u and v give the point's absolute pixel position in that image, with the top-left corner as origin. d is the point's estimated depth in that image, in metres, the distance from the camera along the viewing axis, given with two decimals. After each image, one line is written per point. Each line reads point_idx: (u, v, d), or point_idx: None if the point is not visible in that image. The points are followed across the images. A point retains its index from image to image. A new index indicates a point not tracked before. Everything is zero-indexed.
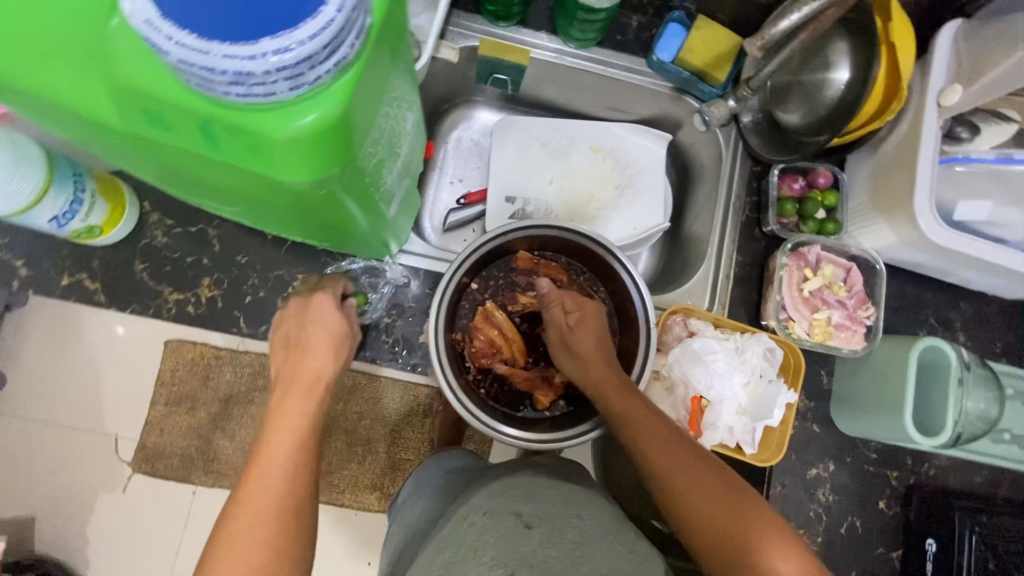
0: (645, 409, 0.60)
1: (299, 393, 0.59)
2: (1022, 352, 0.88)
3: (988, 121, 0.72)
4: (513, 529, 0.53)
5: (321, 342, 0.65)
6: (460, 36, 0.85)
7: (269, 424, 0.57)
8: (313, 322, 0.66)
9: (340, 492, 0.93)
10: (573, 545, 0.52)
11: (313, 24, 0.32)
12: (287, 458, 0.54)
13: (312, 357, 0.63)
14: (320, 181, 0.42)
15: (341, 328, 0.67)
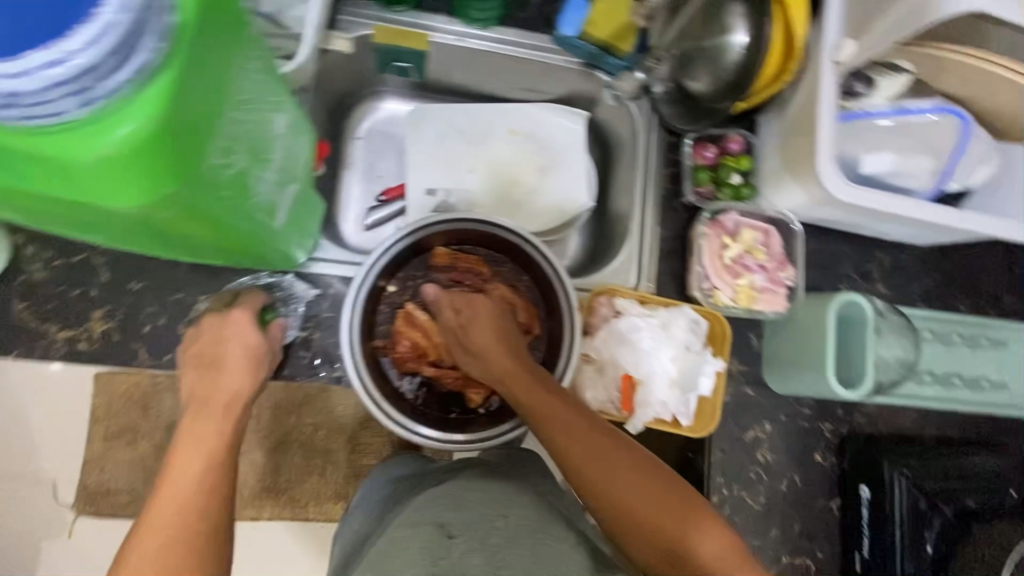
0: (565, 410, 0.59)
1: (212, 414, 0.55)
2: (938, 295, 0.91)
3: (883, 73, 0.72)
4: (434, 540, 0.54)
5: (237, 360, 0.60)
6: (353, 23, 0.81)
7: (175, 452, 0.52)
8: (229, 339, 0.61)
9: (304, 507, 0.96)
10: (494, 547, 0.53)
11: (90, 29, 0.29)
12: (198, 488, 0.50)
13: (227, 375, 0.58)
14: (159, 204, 0.38)
15: (259, 345, 0.63)
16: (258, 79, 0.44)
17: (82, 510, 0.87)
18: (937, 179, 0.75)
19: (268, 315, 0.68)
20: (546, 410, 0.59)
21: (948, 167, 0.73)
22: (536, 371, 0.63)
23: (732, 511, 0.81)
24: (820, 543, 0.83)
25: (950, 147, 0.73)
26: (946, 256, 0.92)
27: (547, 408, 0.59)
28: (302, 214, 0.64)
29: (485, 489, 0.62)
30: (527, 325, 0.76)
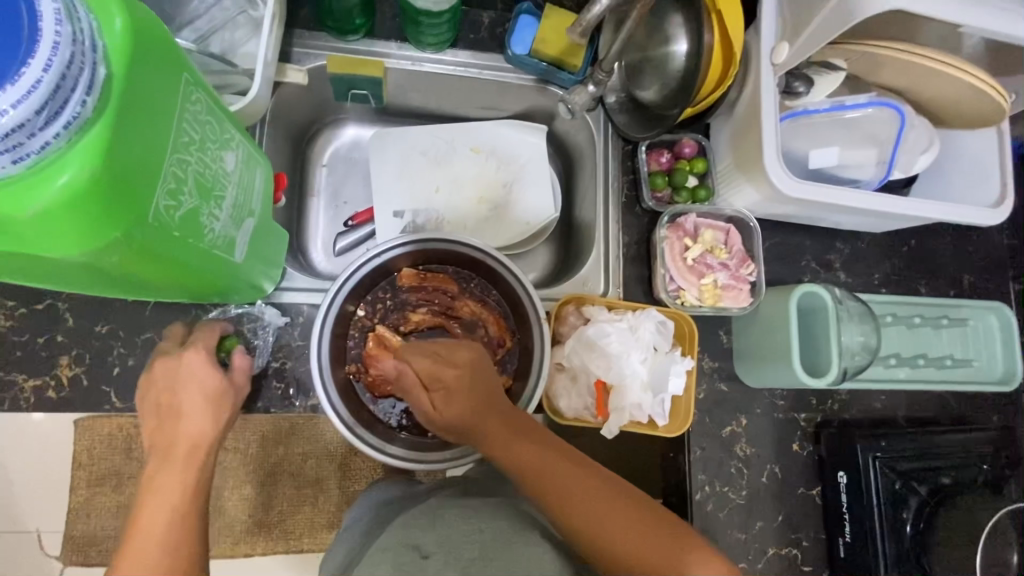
0: (538, 453, 0.56)
1: (175, 465, 0.52)
2: (898, 279, 0.94)
3: (820, 73, 0.76)
4: (408, 560, 0.54)
5: (195, 403, 0.57)
6: (306, 56, 0.83)
7: (138, 508, 0.49)
8: (183, 382, 0.58)
9: (298, 538, 0.96)
10: (467, 562, 0.53)
11: (16, 89, 0.29)
12: (164, 543, 0.48)
13: (188, 422, 0.55)
14: (103, 251, 0.38)
15: (219, 384, 0.60)
16: (202, 119, 0.45)
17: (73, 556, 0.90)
18: (883, 169, 0.77)
19: (228, 342, 0.69)
20: (518, 455, 0.56)
21: (892, 156, 0.75)
22: (507, 414, 0.60)
23: (715, 507, 0.82)
24: (804, 532, 0.84)
25: (892, 137, 0.75)
26: (903, 241, 0.94)
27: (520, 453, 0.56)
28: (262, 245, 0.65)
29: (462, 506, 0.63)
30: (498, 338, 0.77)
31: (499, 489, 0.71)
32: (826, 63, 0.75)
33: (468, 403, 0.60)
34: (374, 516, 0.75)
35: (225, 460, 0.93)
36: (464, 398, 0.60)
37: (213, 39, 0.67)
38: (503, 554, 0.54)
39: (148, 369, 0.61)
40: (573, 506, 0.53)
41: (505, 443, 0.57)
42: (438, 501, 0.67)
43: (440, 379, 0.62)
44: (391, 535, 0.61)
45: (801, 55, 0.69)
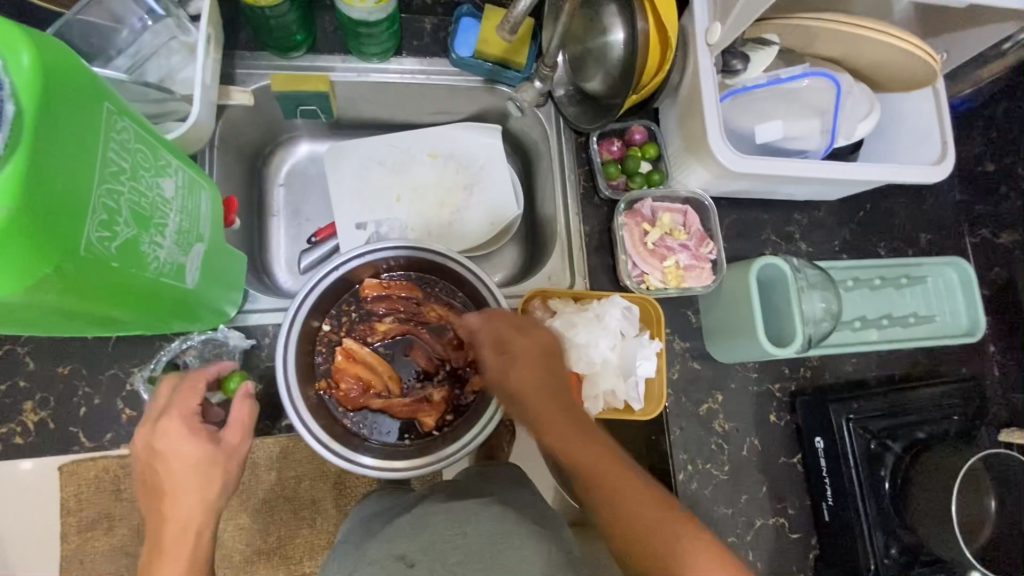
0: (613, 468, 0.58)
1: (168, 552, 0.53)
2: (858, 243, 0.95)
3: (755, 48, 0.77)
4: (394, 571, 0.53)
5: (182, 480, 0.55)
6: (249, 76, 0.83)
7: None
8: (169, 461, 0.55)
9: (298, 562, 0.95)
10: (454, 566, 0.52)
11: None
12: None
13: (174, 502, 0.54)
14: (37, 289, 0.38)
15: (205, 456, 0.56)
16: (131, 147, 0.45)
17: None
18: (828, 138, 0.78)
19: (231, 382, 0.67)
20: (592, 465, 0.58)
21: (835, 124, 0.77)
22: (581, 420, 0.62)
23: (700, 485, 0.83)
24: (790, 500, 0.86)
25: (832, 106, 0.77)
26: (860, 206, 0.96)
27: (592, 464, 0.58)
28: (218, 268, 0.65)
29: (445, 510, 0.63)
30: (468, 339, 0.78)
31: (483, 490, 0.71)
32: (759, 39, 0.77)
33: (550, 405, 0.62)
34: (359, 529, 0.74)
35: None
36: (531, 368, 0.64)
37: (149, 67, 0.67)
38: (485, 554, 0.54)
39: (137, 433, 0.58)
40: (642, 529, 0.54)
41: (577, 447, 0.59)
42: (423, 508, 0.66)
43: (521, 367, 0.64)
44: (376, 546, 0.61)
45: (734, 34, 0.70)
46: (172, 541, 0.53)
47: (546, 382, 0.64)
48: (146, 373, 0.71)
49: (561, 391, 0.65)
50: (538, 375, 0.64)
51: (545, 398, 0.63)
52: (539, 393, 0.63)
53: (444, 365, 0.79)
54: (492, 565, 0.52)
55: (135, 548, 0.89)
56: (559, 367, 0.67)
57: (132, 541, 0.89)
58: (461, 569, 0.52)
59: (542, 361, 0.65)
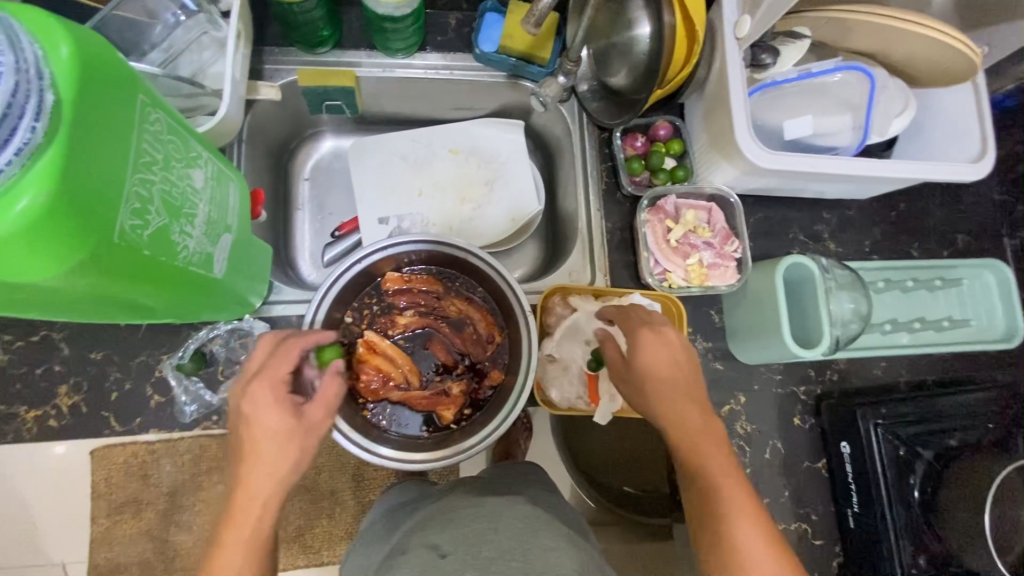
0: (730, 477, 0.54)
1: (245, 515, 0.49)
2: (890, 244, 0.93)
3: (785, 42, 0.76)
4: (428, 562, 0.53)
5: (265, 450, 0.51)
6: (277, 72, 0.84)
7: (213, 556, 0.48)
8: (252, 427, 0.51)
9: (316, 552, 0.96)
10: (486, 561, 0.53)
11: None
12: None
13: (254, 469, 0.50)
14: (74, 272, 0.39)
15: (286, 432, 0.51)
16: (163, 139, 0.46)
17: None
18: (860, 135, 0.76)
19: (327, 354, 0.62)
20: (709, 464, 0.55)
21: (868, 120, 0.75)
22: (710, 418, 0.58)
23: None
24: (814, 506, 0.84)
25: (865, 101, 0.75)
26: (892, 205, 0.93)
27: (708, 463, 0.55)
28: (245, 260, 0.66)
29: (473, 504, 0.63)
30: (487, 334, 0.78)
31: (504, 486, 0.71)
32: (791, 33, 0.76)
33: (678, 396, 0.58)
34: (382, 520, 0.75)
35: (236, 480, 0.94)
36: (665, 360, 0.59)
37: (182, 62, 0.68)
38: (515, 551, 0.54)
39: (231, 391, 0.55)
40: (742, 545, 0.51)
41: (697, 441, 0.57)
42: (449, 500, 0.67)
43: (653, 358, 0.60)
44: (405, 538, 0.61)
45: (763, 28, 0.68)
46: (241, 507, 0.49)
47: (684, 374, 0.59)
48: (174, 361, 0.73)
49: (697, 389, 0.60)
50: (670, 366, 0.59)
51: (674, 393, 0.58)
52: (671, 386, 0.59)
53: (464, 358, 0.79)
54: (523, 563, 0.52)
55: (161, 532, 0.92)
56: (693, 361, 0.61)
57: (158, 524, 0.92)
58: (493, 565, 0.52)
59: (681, 352, 0.60)
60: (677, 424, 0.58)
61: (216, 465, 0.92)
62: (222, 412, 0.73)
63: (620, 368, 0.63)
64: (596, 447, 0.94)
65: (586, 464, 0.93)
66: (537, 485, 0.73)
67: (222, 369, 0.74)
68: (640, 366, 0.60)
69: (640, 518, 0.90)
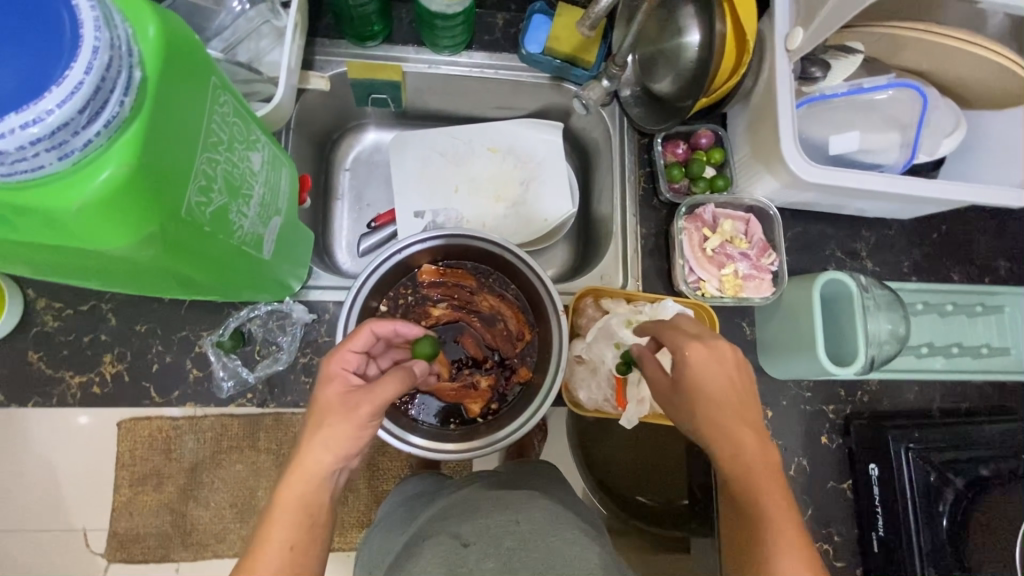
0: (780, 505, 0.54)
1: (298, 479, 0.50)
2: (930, 267, 0.91)
3: (836, 56, 0.75)
4: (450, 551, 0.54)
5: (324, 428, 0.51)
6: (327, 63, 0.86)
7: (269, 515, 0.49)
8: (316, 402, 0.53)
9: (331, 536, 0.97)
10: (508, 552, 0.53)
11: (60, 90, 0.31)
12: (281, 562, 0.47)
13: (308, 443, 0.51)
14: (145, 242, 0.40)
15: (340, 411, 0.52)
16: (229, 121, 0.47)
17: (116, 557, 0.95)
18: (908, 153, 0.75)
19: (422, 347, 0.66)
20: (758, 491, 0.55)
21: (916, 138, 0.74)
22: (764, 442, 0.57)
23: None
24: (836, 526, 0.83)
25: (915, 119, 0.74)
26: (933, 227, 0.92)
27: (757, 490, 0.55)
28: (289, 245, 0.68)
29: (496, 498, 0.63)
30: (518, 331, 0.79)
31: (527, 482, 0.71)
32: (843, 47, 0.75)
33: (731, 419, 0.57)
34: (400, 508, 0.76)
35: (257, 460, 0.96)
36: (724, 379, 0.58)
37: (240, 49, 0.70)
38: (539, 546, 0.54)
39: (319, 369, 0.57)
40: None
41: (747, 466, 0.56)
42: (470, 492, 0.67)
43: (716, 377, 0.58)
44: (426, 527, 0.62)
45: (815, 42, 0.68)
46: (291, 474, 0.50)
47: (742, 397, 0.58)
48: (214, 337, 0.75)
49: (754, 414, 0.59)
50: (727, 386, 0.58)
51: (731, 415, 0.57)
52: (726, 407, 0.58)
53: (492, 354, 0.80)
54: (546, 558, 0.52)
55: (181, 506, 0.95)
56: (749, 380, 0.59)
57: (177, 499, 0.95)
58: (515, 557, 0.52)
59: (737, 371, 0.59)
60: (734, 447, 0.57)
61: (236, 444, 0.95)
62: (257, 390, 0.75)
63: (670, 388, 0.62)
64: (612, 454, 0.93)
65: (602, 472, 0.92)
66: (557, 485, 0.74)
67: (259, 349, 0.76)
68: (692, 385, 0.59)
69: (656, 529, 0.90)
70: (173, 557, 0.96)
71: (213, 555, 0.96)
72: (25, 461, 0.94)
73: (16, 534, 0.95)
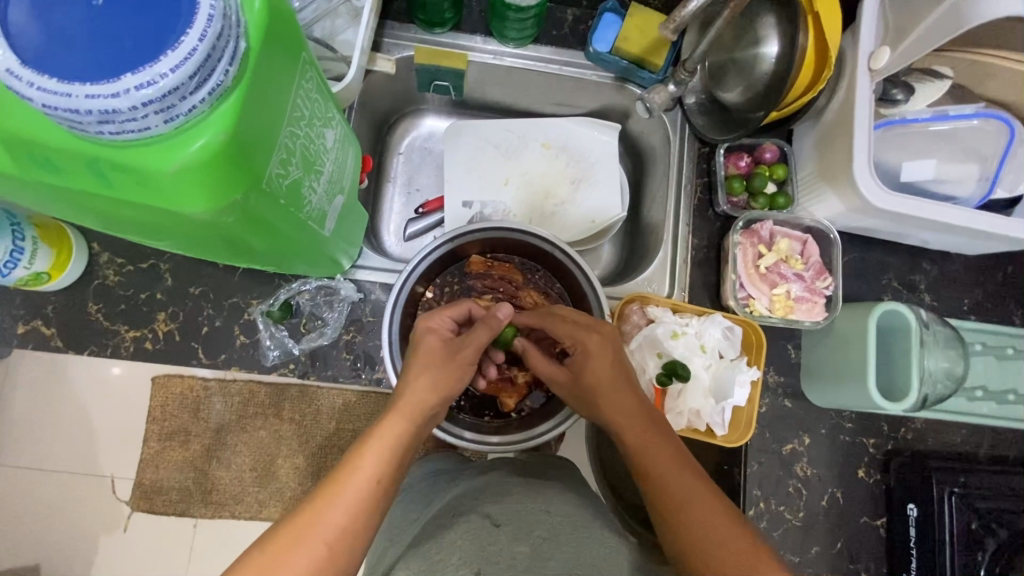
0: (678, 470, 0.54)
1: (399, 418, 0.53)
2: (991, 307, 0.87)
3: (922, 80, 0.72)
4: (481, 530, 0.53)
5: (420, 380, 0.57)
6: (395, 46, 0.86)
7: (360, 446, 0.50)
8: (421, 345, 0.60)
9: None
10: (538, 539, 0.52)
11: (175, 55, 0.32)
12: (367, 493, 0.47)
13: (411, 385, 0.56)
14: (225, 210, 0.41)
15: (442, 355, 0.59)
16: (313, 97, 0.48)
17: (140, 507, 0.98)
18: (985, 187, 0.72)
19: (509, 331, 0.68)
20: (656, 466, 0.55)
21: (997, 172, 0.71)
22: (653, 416, 0.59)
23: (769, 526, 0.78)
24: (864, 563, 0.79)
25: (998, 152, 0.71)
26: (999, 266, 0.88)
27: (656, 461, 0.55)
28: (347, 225, 0.70)
29: (526, 487, 0.63)
30: None
31: (556, 476, 0.71)
32: (928, 72, 0.72)
33: (622, 400, 0.59)
34: (418, 484, 0.76)
35: (282, 429, 0.97)
36: (604, 359, 0.61)
37: (316, 26, 0.71)
38: (569, 539, 0.53)
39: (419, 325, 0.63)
40: (708, 534, 0.50)
41: (645, 440, 0.57)
42: (499, 478, 0.67)
43: (592, 362, 0.61)
44: (453, 505, 0.62)
45: (902, 64, 0.66)
46: (393, 412, 0.54)
47: (624, 370, 0.61)
48: (264, 307, 0.77)
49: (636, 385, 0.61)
50: (606, 360, 0.61)
51: (615, 384, 0.60)
52: (611, 378, 0.60)
53: None
54: (575, 551, 0.51)
55: (204, 464, 0.97)
56: (629, 365, 0.63)
57: (201, 457, 0.97)
58: (546, 544, 0.51)
59: (620, 356, 0.62)
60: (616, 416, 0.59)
61: (261, 411, 0.97)
62: (299, 362, 0.76)
63: (568, 385, 0.64)
64: None
65: (612, 471, 0.90)
66: (585, 485, 0.73)
67: (305, 322, 0.78)
68: (587, 377, 0.61)
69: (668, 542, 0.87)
70: (192, 513, 0.98)
71: (230, 515, 0.98)
72: (62, 407, 0.98)
73: (48, 475, 0.98)
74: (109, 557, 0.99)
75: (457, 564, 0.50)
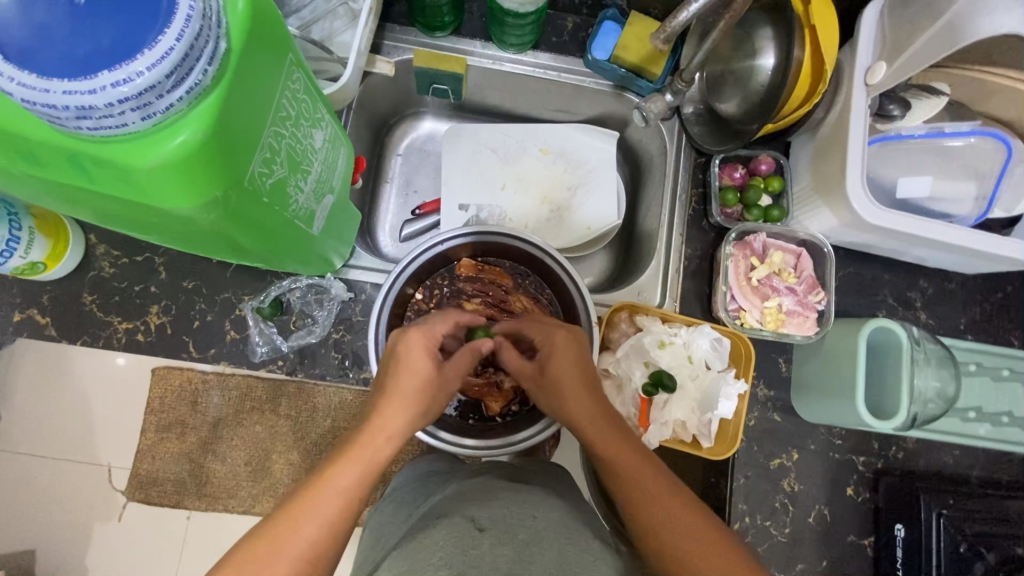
0: (646, 466, 0.54)
1: (380, 438, 0.50)
2: (989, 327, 0.86)
3: (918, 96, 0.71)
4: (465, 532, 0.53)
5: (401, 406, 0.53)
6: (395, 49, 0.87)
7: (335, 459, 0.48)
8: (404, 364, 0.56)
9: None
10: (522, 543, 0.51)
11: (151, 54, 0.32)
12: (341, 510, 0.46)
13: (389, 405, 0.53)
14: (209, 206, 0.41)
15: (430, 378, 0.56)
16: (300, 97, 0.49)
17: (134, 497, 0.99)
18: (982, 206, 0.71)
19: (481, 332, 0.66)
20: (626, 465, 0.54)
21: (995, 192, 0.70)
22: (616, 417, 0.58)
23: (755, 540, 0.77)
24: None
25: (996, 171, 0.70)
26: (997, 286, 0.86)
27: (623, 459, 0.55)
28: (339, 223, 0.70)
29: (513, 490, 0.62)
30: None
31: (543, 481, 0.70)
32: (927, 87, 0.72)
33: (589, 405, 0.58)
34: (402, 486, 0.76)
35: (277, 426, 0.98)
36: (569, 364, 0.61)
37: (316, 28, 0.73)
38: (552, 545, 0.52)
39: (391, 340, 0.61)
40: (675, 528, 0.49)
41: (612, 440, 0.56)
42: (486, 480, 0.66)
43: (556, 361, 0.61)
44: (438, 506, 0.61)
45: (898, 79, 0.66)
46: (374, 438, 0.50)
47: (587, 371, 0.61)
48: (254, 303, 0.78)
49: (598, 384, 0.61)
50: (572, 366, 0.61)
51: (578, 388, 0.59)
52: (574, 380, 0.60)
53: None
54: (558, 560, 0.50)
55: (199, 457, 0.98)
56: (592, 367, 0.63)
57: (197, 450, 0.98)
58: (528, 549, 0.51)
59: (582, 359, 0.62)
60: (581, 419, 0.58)
61: (258, 406, 0.97)
62: (288, 359, 0.77)
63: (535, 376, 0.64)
64: None
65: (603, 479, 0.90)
66: (571, 491, 0.72)
67: (295, 319, 0.78)
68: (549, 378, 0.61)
69: None
70: (185, 505, 0.99)
71: (223, 509, 0.98)
72: (62, 395, 0.99)
73: (45, 462, 0.99)
74: (100, 546, 1.00)
75: (437, 564, 0.49)
